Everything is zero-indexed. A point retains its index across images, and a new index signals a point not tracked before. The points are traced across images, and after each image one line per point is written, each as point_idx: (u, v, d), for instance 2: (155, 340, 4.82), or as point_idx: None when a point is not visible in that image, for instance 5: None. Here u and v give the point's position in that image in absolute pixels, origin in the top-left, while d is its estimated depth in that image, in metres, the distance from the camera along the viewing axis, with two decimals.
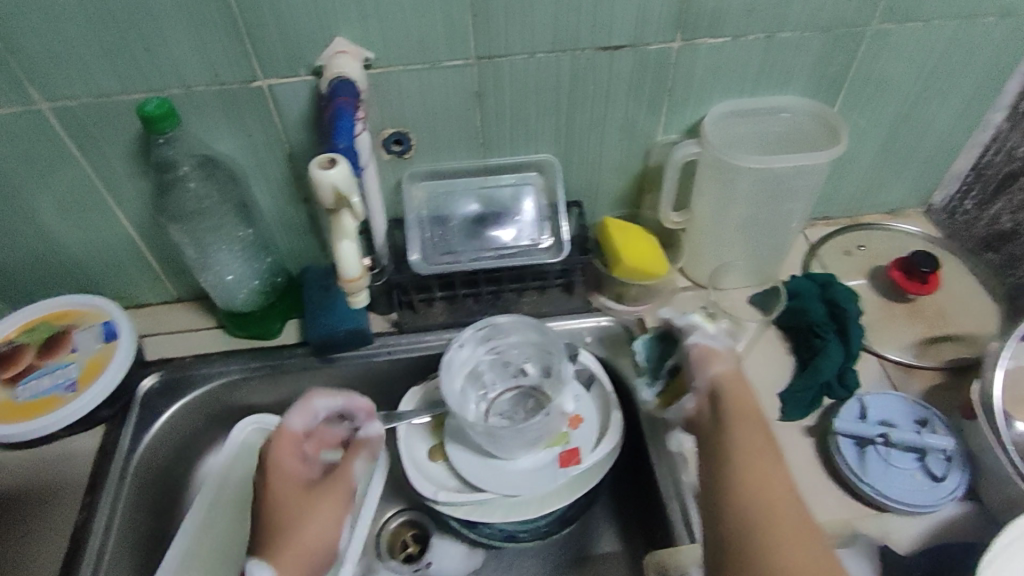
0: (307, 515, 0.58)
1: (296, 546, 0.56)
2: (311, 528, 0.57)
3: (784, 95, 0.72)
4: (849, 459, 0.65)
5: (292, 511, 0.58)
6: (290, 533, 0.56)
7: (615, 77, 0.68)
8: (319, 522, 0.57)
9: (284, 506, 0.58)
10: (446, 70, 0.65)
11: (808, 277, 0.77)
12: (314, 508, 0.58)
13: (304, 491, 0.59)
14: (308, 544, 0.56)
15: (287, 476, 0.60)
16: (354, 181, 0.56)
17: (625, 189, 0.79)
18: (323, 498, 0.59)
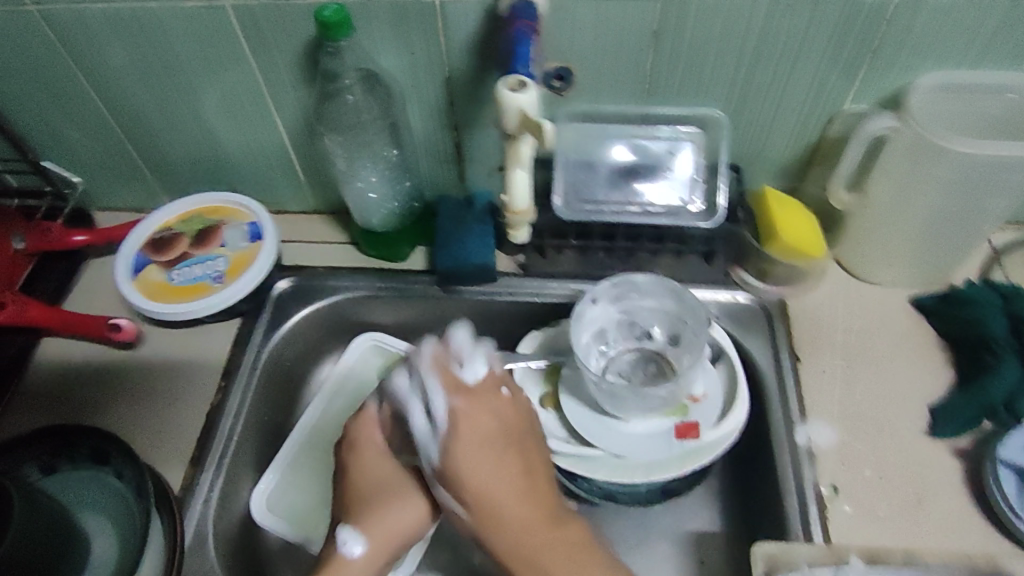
0: (383, 511, 0.62)
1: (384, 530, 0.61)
2: (393, 517, 0.62)
3: (1012, 73, 0.62)
4: (1009, 496, 0.58)
5: (373, 505, 0.62)
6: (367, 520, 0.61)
7: (815, 31, 0.60)
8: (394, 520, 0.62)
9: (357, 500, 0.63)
10: (629, 5, 0.60)
11: (988, 286, 0.68)
12: (382, 502, 0.62)
13: (376, 495, 0.62)
14: (393, 532, 0.61)
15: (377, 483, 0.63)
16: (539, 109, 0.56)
17: (792, 158, 0.72)
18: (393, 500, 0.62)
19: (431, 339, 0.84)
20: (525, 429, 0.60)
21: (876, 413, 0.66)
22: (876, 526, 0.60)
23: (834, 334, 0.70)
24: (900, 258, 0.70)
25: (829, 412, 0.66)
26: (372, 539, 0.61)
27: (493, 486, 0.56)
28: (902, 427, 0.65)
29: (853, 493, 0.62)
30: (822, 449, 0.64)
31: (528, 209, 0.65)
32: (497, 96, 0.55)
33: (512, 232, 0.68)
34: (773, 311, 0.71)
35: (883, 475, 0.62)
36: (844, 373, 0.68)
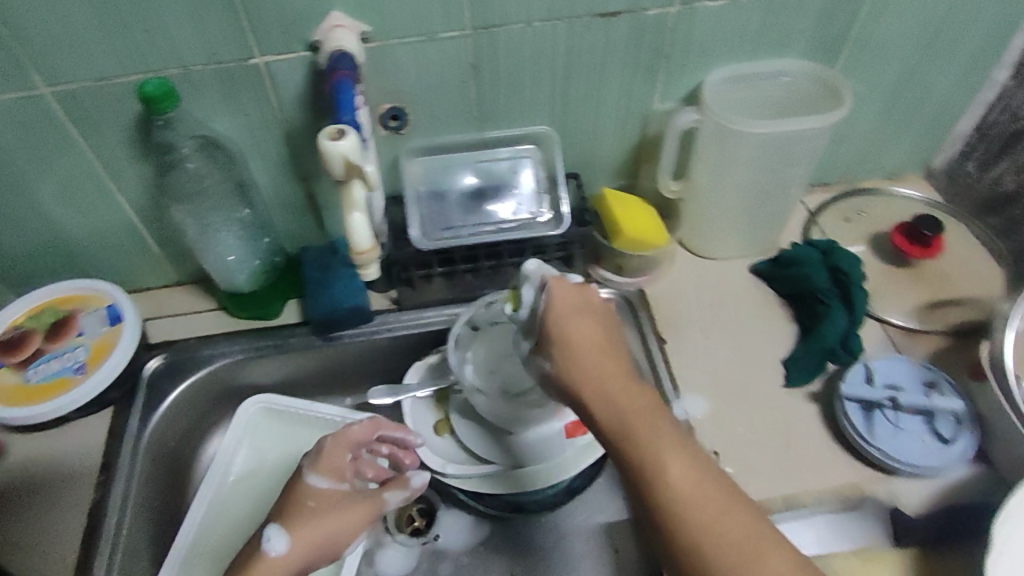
0: (339, 512, 0.63)
1: (311, 535, 0.61)
2: (330, 523, 0.62)
3: (783, 58, 0.71)
4: (856, 425, 0.63)
5: (322, 508, 0.63)
6: (337, 517, 0.63)
7: (612, 45, 0.67)
8: (336, 523, 0.62)
9: (304, 507, 0.63)
10: (443, 42, 0.64)
11: (810, 245, 0.75)
12: (325, 510, 0.63)
13: (320, 505, 0.63)
14: (320, 537, 0.62)
15: (325, 489, 0.64)
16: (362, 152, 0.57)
17: (623, 159, 0.78)
18: (346, 505, 0.63)
19: (320, 391, 0.83)
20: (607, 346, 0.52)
21: (739, 375, 0.71)
22: (757, 480, 0.64)
23: (690, 310, 0.76)
24: (732, 233, 0.77)
25: (698, 383, 0.70)
26: (297, 539, 0.61)
27: (611, 408, 0.49)
28: (763, 383, 0.70)
29: (734, 454, 0.65)
30: (697, 418, 0.68)
31: (375, 246, 0.63)
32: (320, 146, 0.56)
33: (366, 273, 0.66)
34: (634, 301, 0.76)
35: (754, 430, 0.67)
36: (707, 346, 0.73)
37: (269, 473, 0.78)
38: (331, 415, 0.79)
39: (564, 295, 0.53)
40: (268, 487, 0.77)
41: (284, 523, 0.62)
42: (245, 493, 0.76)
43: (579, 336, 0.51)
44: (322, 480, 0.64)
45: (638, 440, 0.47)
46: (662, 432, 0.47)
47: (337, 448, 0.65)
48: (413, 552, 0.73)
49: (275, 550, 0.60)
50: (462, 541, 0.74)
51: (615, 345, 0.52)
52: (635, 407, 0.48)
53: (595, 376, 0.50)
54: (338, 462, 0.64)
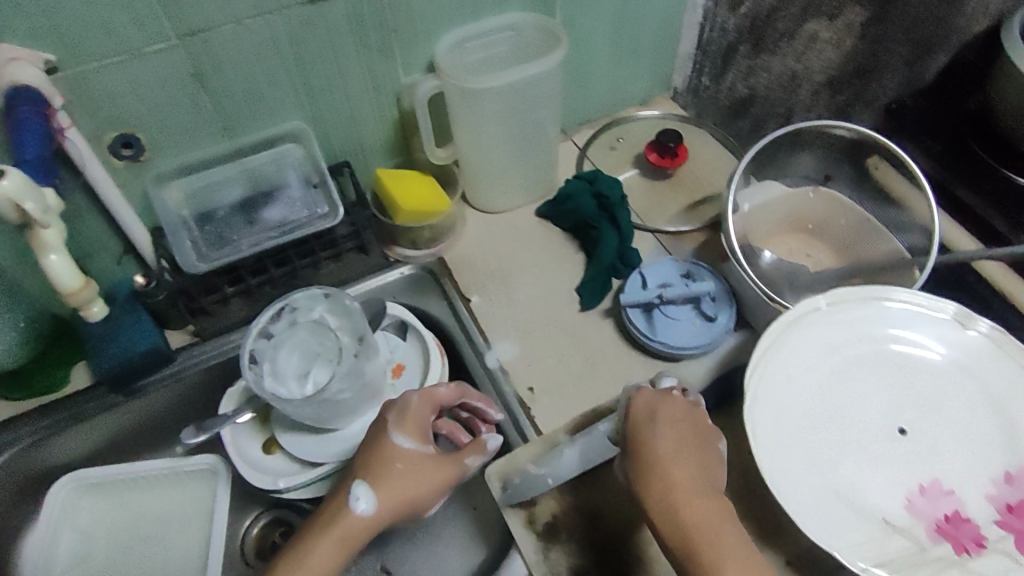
0: (425, 470, 0.59)
1: (398, 493, 0.57)
2: (406, 481, 0.58)
3: (506, 13, 0.75)
4: (639, 326, 0.71)
5: (396, 466, 0.58)
6: (409, 480, 0.58)
7: (336, 29, 0.67)
8: (419, 486, 0.58)
9: (385, 467, 0.58)
10: (151, 58, 0.61)
11: (577, 177, 0.82)
12: (415, 470, 0.59)
13: (408, 467, 0.58)
14: (408, 495, 0.58)
15: (410, 450, 0.59)
16: (34, 187, 0.55)
17: (390, 137, 0.80)
18: (429, 466, 0.59)
19: (143, 446, 0.78)
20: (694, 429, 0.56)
21: (542, 312, 0.76)
22: (573, 401, 0.69)
23: (489, 265, 0.79)
24: (510, 184, 0.82)
25: (507, 329, 0.74)
26: (384, 496, 0.57)
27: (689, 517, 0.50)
28: (564, 313, 0.75)
29: (548, 385, 0.70)
30: (510, 362, 0.72)
31: (87, 283, 0.64)
32: None
33: (90, 312, 0.67)
34: (437, 271, 0.79)
35: (562, 358, 0.72)
36: (509, 294, 0.77)
37: (102, 549, 0.74)
38: (155, 471, 0.74)
39: (655, 403, 0.57)
40: (104, 563, 0.73)
41: (369, 482, 0.58)
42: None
43: (661, 444, 0.54)
44: (407, 441, 0.59)
45: (689, 515, 0.50)
46: (706, 506, 0.51)
47: (422, 407, 0.61)
48: None
49: (359, 509, 0.57)
50: None
51: (701, 444, 0.55)
52: (685, 487, 0.52)
53: (673, 473, 0.52)
54: (423, 419, 0.61)
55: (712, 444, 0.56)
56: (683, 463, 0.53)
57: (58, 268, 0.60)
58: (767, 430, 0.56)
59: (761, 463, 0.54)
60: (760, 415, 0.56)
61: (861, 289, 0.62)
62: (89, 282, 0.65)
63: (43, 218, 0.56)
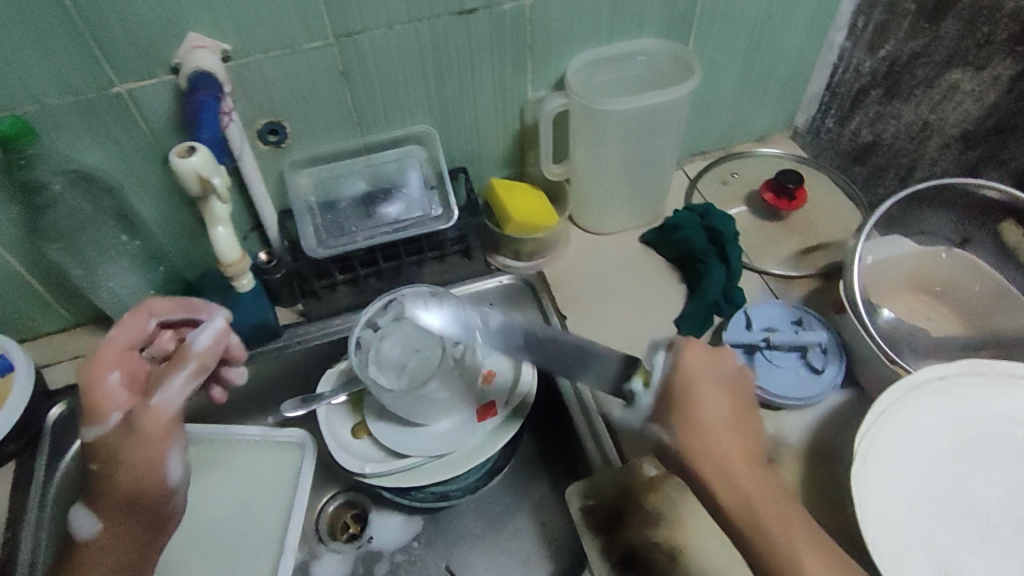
0: (127, 462, 0.54)
1: (116, 500, 0.54)
2: (127, 477, 0.53)
3: (640, 38, 0.75)
4: (741, 367, 0.68)
5: (128, 482, 0.54)
6: (121, 532, 0.54)
7: (476, 41, 0.70)
8: (119, 561, 0.54)
9: (108, 491, 0.54)
10: (307, 53, 0.65)
11: (688, 209, 0.80)
12: (125, 479, 0.53)
13: (114, 466, 0.54)
14: (128, 495, 0.54)
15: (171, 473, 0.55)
16: (217, 165, 0.58)
17: (508, 149, 0.81)
18: (133, 457, 0.53)
19: (236, 414, 0.82)
20: (740, 394, 0.54)
21: (636, 339, 0.75)
22: None
23: (588, 287, 0.80)
24: (620, 208, 0.82)
25: None
26: (102, 521, 0.54)
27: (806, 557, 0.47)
28: None
29: None
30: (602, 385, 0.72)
31: (243, 257, 0.66)
32: (171, 164, 0.56)
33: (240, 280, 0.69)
34: (535, 284, 0.79)
35: None
36: (605, 317, 0.77)
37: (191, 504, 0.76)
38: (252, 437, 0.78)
39: (695, 400, 0.52)
40: (192, 518, 0.76)
41: (93, 507, 0.55)
42: None
43: (718, 435, 0.51)
44: (120, 420, 0.55)
45: (767, 534, 0.48)
46: (776, 498, 0.49)
47: (180, 425, 0.56)
48: (348, 558, 0.75)
49: (82, 535, 0.55)
50: (395, 541, 0.75)
51: (738, 416, 0.52)
52: (739, 465, 0.50)
53: (729, 471, 0.49)
54: (107, 411, 0.55)
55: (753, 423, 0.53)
56: (731, 430, 0.51)
57: (221, 238, 0.63)
58: (874, 496, 0.56)
59: (874, 543, 0.54)
60: (871, 489, 0.57)
61: (991, 368, 0.61)
62: (245, 256, 0.67)
63: (222, 192, 0.59)
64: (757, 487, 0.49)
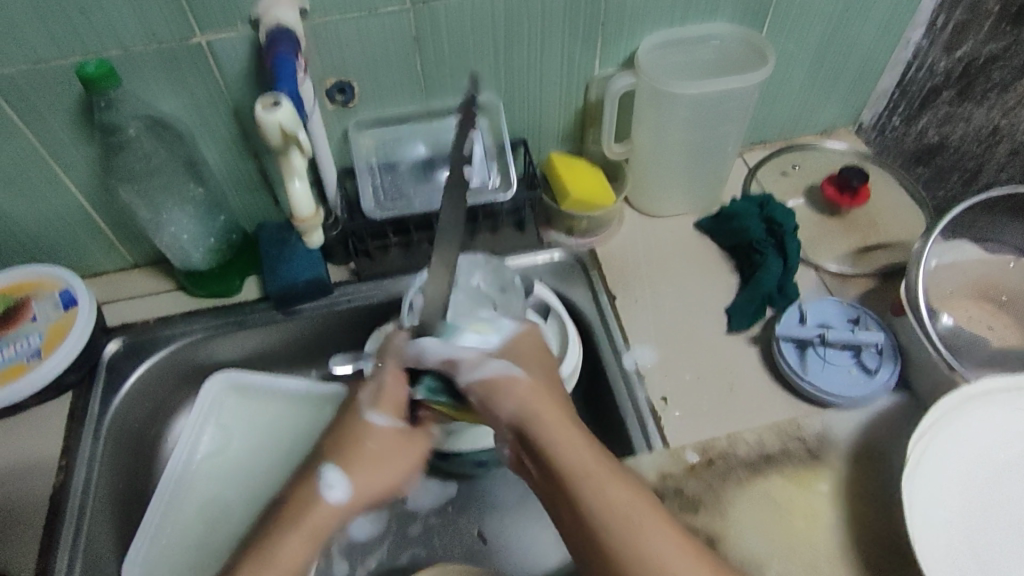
0: (388, 464, 0.63)
1: (368, 480, 0.62)
2: (358, 482, 0.61)
3: (713, 21, 0.74)
4: (791, 361, 0.69)
5: (346, 458, 0.62)
6: (382, 475, 0.62)
7: (549, 14, 0.69)
8: (389, 469, 0.63)
9: (361, 451, 0.62)
10: (382, 15, 0.66)
11: (747, 198, 0.79)
12: (383, 452, 0.63)
13: (377, 447, 0.63)
14: (381, 482, 0.63)
15: (386, 428, 0.63)
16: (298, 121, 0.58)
17: (569, 125, 0.81)
18: (395, 444, 0.63)
19: (284, 364, 0.85)
20: (552, 395, 0.59)
21: (685, 325, 0.75)
22: (702, 420, 0.69)
23: (640, 268, 0.80)
24: (677, 193, 0.81)
25: (648, 334, 0.75)
26: (355, 483, 0.61)
27: (649, 537, 0.50)
28: (708, 331, 0.75)
29: (679, 399, 0.70)
30: (647, 367, 0.73)
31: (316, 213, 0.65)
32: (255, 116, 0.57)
33: (310, 238, 0.67)
34: (586, 261, 0.80)
35: (699, 375, 0.72)
36: (654, 300, 0.77)
37: (235, 449, 0.79)
38: (298, 388, 0.80)
39: (515, 381, 0.59)
40: (235, 462, 0.78)
41: (344, 468, 0.62)
42: (213, 470, 0.78)
43: (570, 455, 0.54)
44: (381, 417, 0.63)
45: (614, 526, 0.51)
46: (639, 508, 0.51)
47: (396, 383, 0.64)
48: (383, 516, 0.77)
49: (336, 497, 0.61)
50: (431, 503, 0.77)
51: (599, 445, 0.55)
52: (609, 490, 0.52)
53: (602, 484, 0.52)
54: (399, 398, 0.64)
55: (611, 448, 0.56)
56: (568, 442, 0.54)
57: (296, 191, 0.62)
58: (919, 489, 0.58)
59: (915, 535, 0.55)
60: (916, 488, 0.58)
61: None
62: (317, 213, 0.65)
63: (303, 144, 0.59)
64: (619, 496, 0.52)
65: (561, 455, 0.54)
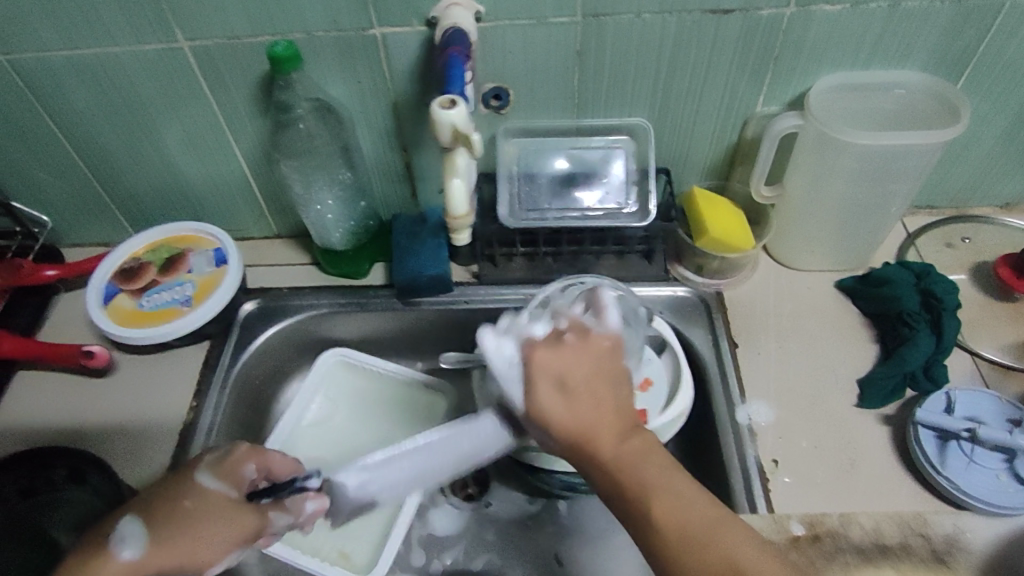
0: (209, 538, 0.54)
1: (166, 551, 0.52)
2: (179, 548, 0.53)
3: (899, 70, 0.68)
4: (928, 452, 0.63)
5: (182, 520, 0.54)
6: (180, 542, 0.53)
7: (720, 44, 0.67)
8: (199, 543, 0.54)
9: (175, 516, 0.54)
10: (552, 28, 0.66)
11: (903, 266, 0.74)
12: (202, 515, 0.55)
13: (196, 508, 0.55)
14: (174, 558, 0.52)
15: (213, 493, 0.56)
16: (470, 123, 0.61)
17: (717, 160, 0.78)
18: (225, 513, 0.56)
19: (394, 351, 0.88)
20: (604, 359, 0.57)
21: (810, 389, 0.71)
22: (814, 493, 0.65)
23: (767, 320, 0.76)
24: (822, 247, 0.77)
25: (767, 392, 0.71)
26: (151, 547, 0.52)
27: (661, 504, 0.50)
28: (834, 400, 0.70)
29: (792, 466, 0.66)
30: (761, 426, 0.69)
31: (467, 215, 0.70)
32: (431, 113, 0.59)
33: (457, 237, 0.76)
34: (711, 302, 0.78)
35: (818, 446, 0.67)
36: (778, 357, 0.74)
37: (339, 421, 0.83)
38: (402, 375, 0.83)
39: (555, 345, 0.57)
40: (338, 432, 0.83)
41: (148, 528, 0.53)
42: (315, 439, 0.82)
43: (598, 412, 0.54)
44: (211, 481, 0.57)
45: (711, 539, 0.49)
46: (667, 470, 0.52)
47: (245, 457, 0.59)
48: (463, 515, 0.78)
49: (126, 554, 0.51)
50: (512, 512, 0.78)
51: (629, 421, 0.55)
52: (608, 420, 0.54)
53: (594, 400, 0.54)
54: (236, 472, 0.58)
55: (616, 388, 0.56)
56: (660, 474, 0.51)
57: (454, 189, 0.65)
58: None
59: None
60: None
61: None
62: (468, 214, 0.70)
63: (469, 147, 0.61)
64: (613, 431, 0.54)
65: (586, 419, 0.54)
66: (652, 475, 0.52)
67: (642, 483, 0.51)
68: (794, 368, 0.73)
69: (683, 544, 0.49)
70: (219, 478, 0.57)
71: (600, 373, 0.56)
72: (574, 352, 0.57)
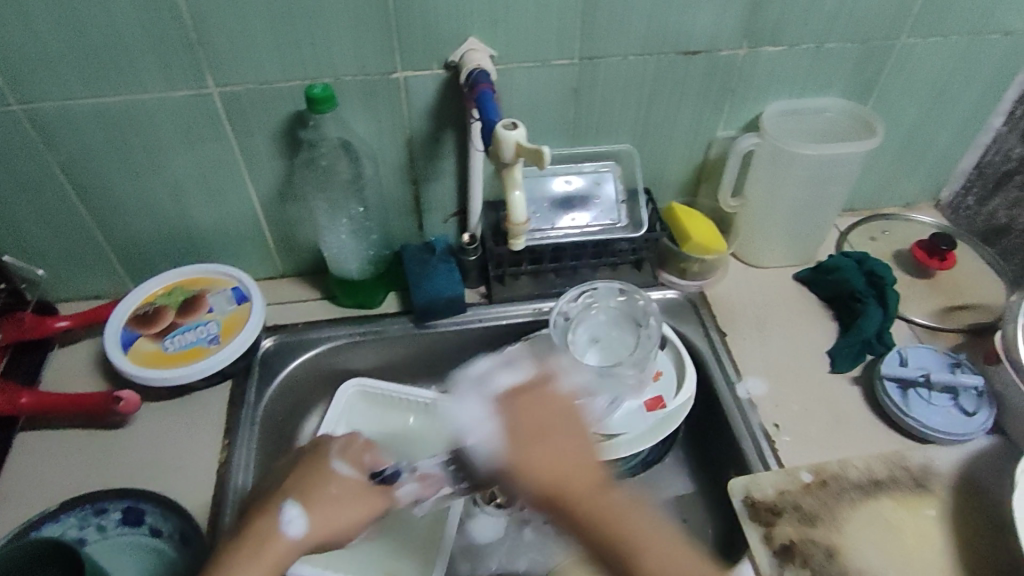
0: (354, 509, 0.62)
1: (327, 518, 0.59)
2: (334, 515, 0.60)
3: (825, 97, 0.85)
4: (895, 399, 0.76)
5: (327, 493, 0.61)
6: (337, 513, 0.60)
7: (690, 79, 0.80)
8: (349, 514, 0.61)
9: (324, 495, 0.60)
10: (553, 68, 0.76)
11: (846, 255, 0.89)
12: (344, 495, 0.62)
13: (342, 491, 0.62)
14: (335, 523, 0.60)
15: (348, 477, 0.63)
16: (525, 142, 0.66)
17: (686, 178, 0.91)
18: (360, 492, 0.63)
19: (408, 376, 0.91)
20: (560, 410, 0.61)
21: (790, 363, 0.83)
22: (812, 447, 0.75)
23: (745, 310, 0.89)
24: (778, 245, 0.91)
25: (758, 369, 0.82)
26: (315, 519, 0.59)
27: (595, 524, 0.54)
28: (812, 370, 0.82)
29: (791, 427, 0.77)
30: (759, 397, 0.80)
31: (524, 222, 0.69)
32: (494, 136, 0.64)
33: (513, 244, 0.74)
34: (696, 301, 0.89)
35: (807, 408, 0.79)
36: (761, 340, 0.85)
37: None
38: (423, 397, 0.86)
39: (517, 414, 0.62)
40: None
41: (305, 502, 0.59)
42: None
43: (540, 463, 0.57)
44: (345, 468, 0.64)
45: (606, 525, 0.55)
46: (577, 464, 0.58)
47: (365, 447, 0.67)
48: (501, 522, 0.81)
49: (292, 532, 0.57)
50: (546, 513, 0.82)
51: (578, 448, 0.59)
52: (571, 466, 0.57)
53: (545, 424, 0.60)
54: (355, 474, 0.64)
55: (575, 434, 0.60)
56: (549, 454, 0.58)
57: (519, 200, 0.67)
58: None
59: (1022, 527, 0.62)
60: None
61: None
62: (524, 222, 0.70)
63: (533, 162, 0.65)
64: (540, 475, 0.57)
65: (531, 446, 0.59)
66: (633, 531, 0.54)
67: (608, 509, 0.55)
68: (775, 347, 0.85)
69: (642, 552, 0.54)
70: (349, 464, 0.64)
71: (556, 427, 0.60)
72: (531, 408, 0.62)
